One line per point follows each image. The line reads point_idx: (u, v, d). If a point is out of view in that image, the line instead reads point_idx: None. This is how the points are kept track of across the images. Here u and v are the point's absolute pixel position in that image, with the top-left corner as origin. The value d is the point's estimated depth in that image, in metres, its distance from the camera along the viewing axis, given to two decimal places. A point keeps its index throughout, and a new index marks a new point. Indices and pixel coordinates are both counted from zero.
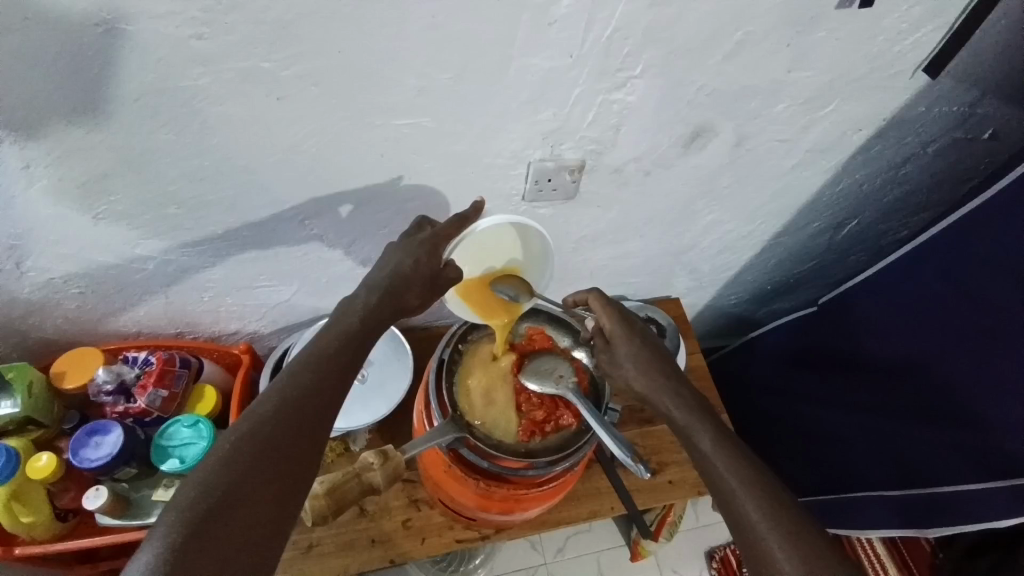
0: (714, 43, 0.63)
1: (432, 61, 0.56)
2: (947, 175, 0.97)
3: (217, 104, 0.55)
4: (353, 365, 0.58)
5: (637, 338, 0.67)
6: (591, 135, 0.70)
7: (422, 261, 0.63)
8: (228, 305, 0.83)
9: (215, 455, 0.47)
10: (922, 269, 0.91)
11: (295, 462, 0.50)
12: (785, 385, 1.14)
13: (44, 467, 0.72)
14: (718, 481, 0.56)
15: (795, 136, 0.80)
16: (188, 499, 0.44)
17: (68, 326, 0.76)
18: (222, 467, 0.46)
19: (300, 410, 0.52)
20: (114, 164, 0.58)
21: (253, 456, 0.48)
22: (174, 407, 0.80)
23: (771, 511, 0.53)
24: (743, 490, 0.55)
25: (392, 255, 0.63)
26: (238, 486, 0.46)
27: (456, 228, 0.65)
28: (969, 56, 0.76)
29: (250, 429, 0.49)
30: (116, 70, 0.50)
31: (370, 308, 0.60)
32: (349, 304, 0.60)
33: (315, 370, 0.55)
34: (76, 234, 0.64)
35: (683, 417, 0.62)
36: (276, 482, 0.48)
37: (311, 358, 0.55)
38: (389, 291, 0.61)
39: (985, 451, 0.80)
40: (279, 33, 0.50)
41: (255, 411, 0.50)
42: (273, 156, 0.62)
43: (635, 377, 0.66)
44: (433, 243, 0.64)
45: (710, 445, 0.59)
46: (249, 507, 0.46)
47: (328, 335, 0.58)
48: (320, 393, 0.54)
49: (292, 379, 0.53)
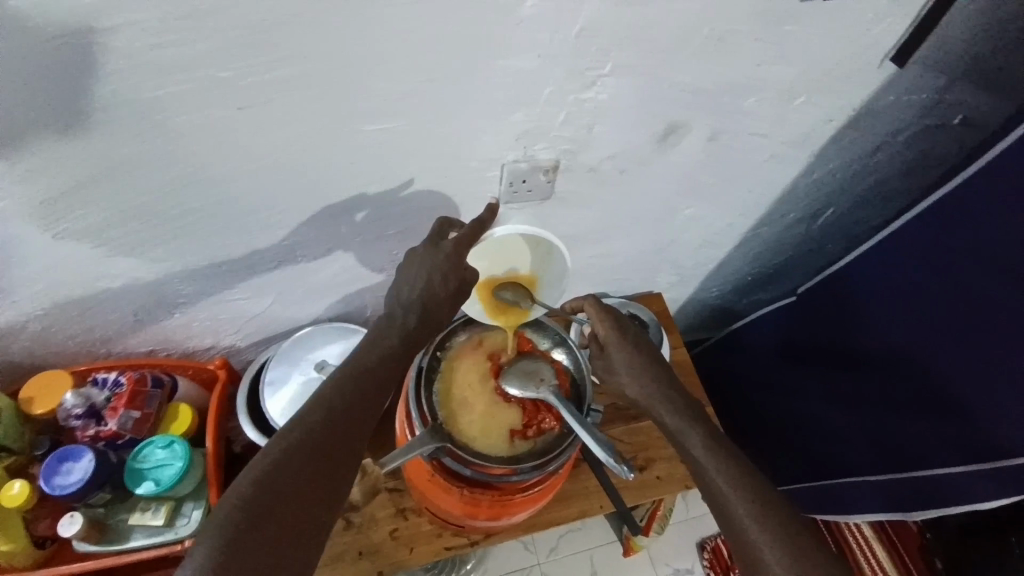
0: (683, 39, 0.62)
1: (396, 65, 0.55)
2: (919, 162, 0.98)
3: (178, 117, 0.53)
4: (387, 383, 0.61)
5: (630, 342, 0.68)
6: (564, 135, 0.69)
7: (449, 275, 0.63)
8: (202, 320, 0.81)
9: (257, 466, 0.50)
10: (898, 255, 0.91)
11: (332, 475, 0.53)
12: (769, 375, 1.15)
13: (17, 495, 0.69)
14: (710, 485, 0.59)
15: (768, 129, 0.80)
16: (232, 506, 0.47)
17: (35, 349, 0.74)
18: (265, 477, 0.49)
19: (337, 424, 0.55)
20: (71, 182, 0.55)
21: (294, 468, 0.51)
22: (147, 427, 0.78)
23: (761, 514, 0.55)
24: (733, 493, 0.57)
25: (416, 263, 0.63)
26: (279, 496, 0.49)
27: (475, 234, 0.66)
28: (936, 43, 0.76)
29: (292, 442, 0.52)
30: (66, 86, 0.48)
31: (406, 331, 0.63)
32: (389, 322, 0.63)
33: (352, 387, 0.58)
34: (36, 255, 0.62)
35: (676, 422, 0.64)
36: (314, 494, 0.51)
37: (349, 375, 0.58)
38: (425, 310, 0.63)
39: (967, 434, 0.81)
40: (234, 41, 0.49)
41: (296, 424, 0.53)
42: (240, 167, 0.60)
43: (629, 382, 0.68)
44: (458, 255, 0.64)
45: (702, 449, 0.61)
46: (289, 517, 0.49)
47: (367, 352, 0.60)
48: (355, 409, 0.57)
49: (333, 392, 0.57)
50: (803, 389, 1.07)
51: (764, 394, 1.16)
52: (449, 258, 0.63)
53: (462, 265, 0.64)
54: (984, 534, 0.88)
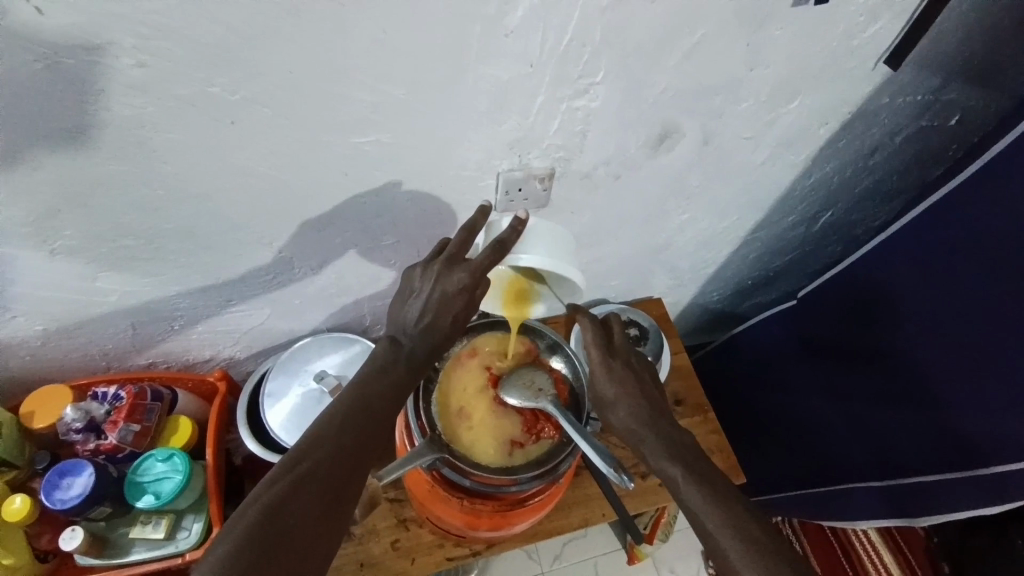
0: (672, 46, 0.63)
1: (386, 78, 0.55)
2: (915, 162, 0.98)
3: (169, 133, 0.53)
4: (392, 412, 0.61)
5: (616, 368, 0.67)
6: (557, 142, 0.69)
7: (460, 313, 0.64)
8: (200, 332, 0.81)
9: (261, 500, 0.50)
10: (892, 258, 0.91)
11: (336, 510, 0.52)
12: (770, 381, 1.14)
13: (18, 511, 0.69)
14: (695, 519, 0.59)
15: (760, 133, 0.80)
16: (234, 544, 0.47)
17: (34, 364, 0.75)
18: (269, 513, 0.49)
19: (343, 456, 0.54)
20: (67, 199, 0.56)
21: (298, 502, 0.50)
22: (147, 440, 0.78)
23: (744, 544, 0.55)
24: (721, 528, 0.57)
25: (428, 291, 0.62)
26: (284, 531, 0.49)
27: (496, 258, 0.61)
28: (928, 45, 0.76)
29: (298, 476, 0.51)
30: (57, 105, 0.48)
31: (413, 361, 0.63)
32: (394, 346, 0.63)
33: (357, 418, 0.57)
34: (32, 272, 0.62)
35: (658, 448, 0.64)
36: (319, 529, 0.51)
37: (353, 405, 0.58)
38: (428, 334, 0.64)
39: (964, 437, 0.81)
40: (222, 57, 0.49)
41: (301, 457, 0.53)
42: (231, 181, 0.60)
43: (616, 412, 0.67)
44: (472, 291, 0.63)
45: (686, 483, 0.60)
46: (294, 554, 0.49)
47: (375, 380, 0.60)
48: (360, 441, 0.56)
49: (340, 417, 0.57)
50: (805, 393, 1.07)
51: (766, 397, 1.15)
52: (464, 289, 0.62)
53: (474, 294, 0.63)
54: (992, 536, 0.87)
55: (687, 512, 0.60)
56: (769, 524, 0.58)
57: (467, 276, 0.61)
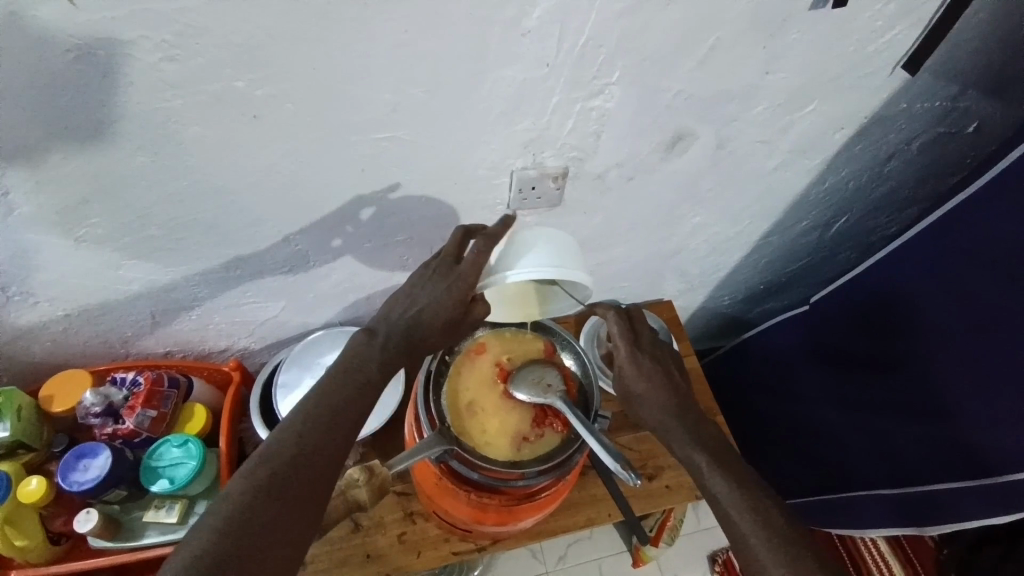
0: (688, 48, 0.63)
1: (404, 77, 0.56)
2: (932, 170, 0.97)
3: (194, 127, 0.55)
4: (361, 414, 0.59)
5: (644, 361, 0.69)
6: (571, 143, 0.70)
7: (441, 300, 0.61)
8: (216, 323, 0.82)
9: (221, 509, 0.49)
10: (906, 265, 0.91)
11: (302, 514, 0.51)
12: (779, 387, 1.13)
13: (34, 491, 0.71)
14: (719, 506, 0.60)
15: (774, 138, 0.80)
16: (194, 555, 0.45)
17: (56, 350, 0.77)
18: (231, 522, 0.48)
19: (307, 462, 0.53)
20: (93, 188, 0.58)
21: (262, 510, 0.49)
22: (163, 426, 0.79)
23: (764, 528, 0.57)
24: (743, 515, 0.58)
25: (416, 288, 0.63)
26: (249, 538, 0.48)
27: (484, 253, 0.62)
28: (946, 52, 0.76)
29: (258, 484, 0.50)
30: (87, 97, 0.50)
31: (386, 352, 0.61)
32: (369, 336, 0.62)
33: (322, 422, 0.56)
34: (58, 258, 0.64)
35: (684, 438, 0.65)
36: (285, 534, 0.50)
37: (317, 409, 0.57)
38: (409, 338, 0.62)
39: (974, 446, 0.80)
40: (247, 54, 0.50)
41: (262, 465, 0.51)
42: (250, 174, 0.62)
43: (643, 403, 0.68)
44: (455, 280, 0.62)
45: (710, 470, 0.62)
46: (261, 561, 0.47)
47: (341, 384, 0.59)
48: (326, 445, 0.55)
49: (307, 418, 0.56)
50: (815, 400, 1.06)
51: (775, 402, 1.15)
52: (447, 279, 0.62)
53: (455, 283, 0.62)
54: (1002, 549, 0.86)
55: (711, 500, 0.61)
56: (791, 516, 0.59)
57: (460, 277, 0.62)
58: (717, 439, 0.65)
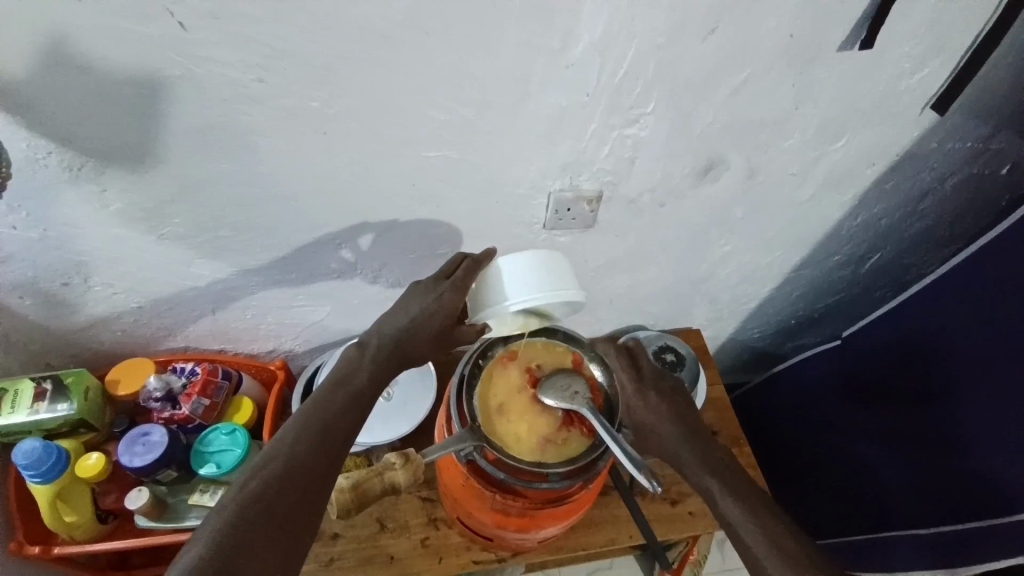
0: (720, 83, 0.68)
1: (458, 100, 0.62)
2: (968, 210, 0.98)
3: (271, 139, 0.62)
4: (355, 421, 0.62)
5: (649, 392, 0.75)
6: (607, 167, 0.75)
7: (433, 312, 0.66)
8: (267, 323, 0.89)
9: (224, 510, 0.51)
10: (937, 305, 0.91)
11: (301, 514, 0.53)
12: (810, 423, 1.12)
13: (92, 466, 0.77)
14: (732, 528, 0.63)
15: (805, 170, 0.83)
16: (200, 552, 0.48)
17: (124, 339, 0.84)
18: (232, 523, 0.50)
19: (304, 465, 0.55)
20: (177, 190, 0.65)
21: (261, 510, 0.51)
22: (214, 415, 0.86)
23: (778, 549, 0.60)
24: (755, 536, 0.61)
25: (409, 301, 0.68)
26: (248, 537, 0.50)
27: (474, 272, 0.67)
28: (976, 94, 0.79)
29: (255, 487, 0.53)
30: (184, 107, 0.57)
31: (377, 362, 0.65)
32: (360, 351, 0.66)
33: (316, 431, 0.58)
34: (138, 252, 0.71)
35: (695, 467, 0.68)
36: (282, 535, 0.51)
37: (312, 417, 0.59)
38: (397, 347, 0.67)
39: (1002, 479, 0.81)
40: (325, 75, 0.57)
41: (260, 470, 0.54)
42: (313, 185, 0.68)
43: (656, 435, 0.73)
44: (448, 291, 0.66)
45: (720, 493, 0.65)
46: (259, 559, 0.49)
47: (337, 390, 0.63)
48: (321, 449, 0.57)
49: (302, 426, 0.58)
50: (847, 437, 1.05)
51: (806, 438, 1.13)
52: (440, 300, 0.66)
53: (442, 294, 0.66)
54: None
55: (725, 523, 0.64)
56: (805, 538, 0.61)
57: (448, 287, 0.67)
58: (726, 463, 0.68)
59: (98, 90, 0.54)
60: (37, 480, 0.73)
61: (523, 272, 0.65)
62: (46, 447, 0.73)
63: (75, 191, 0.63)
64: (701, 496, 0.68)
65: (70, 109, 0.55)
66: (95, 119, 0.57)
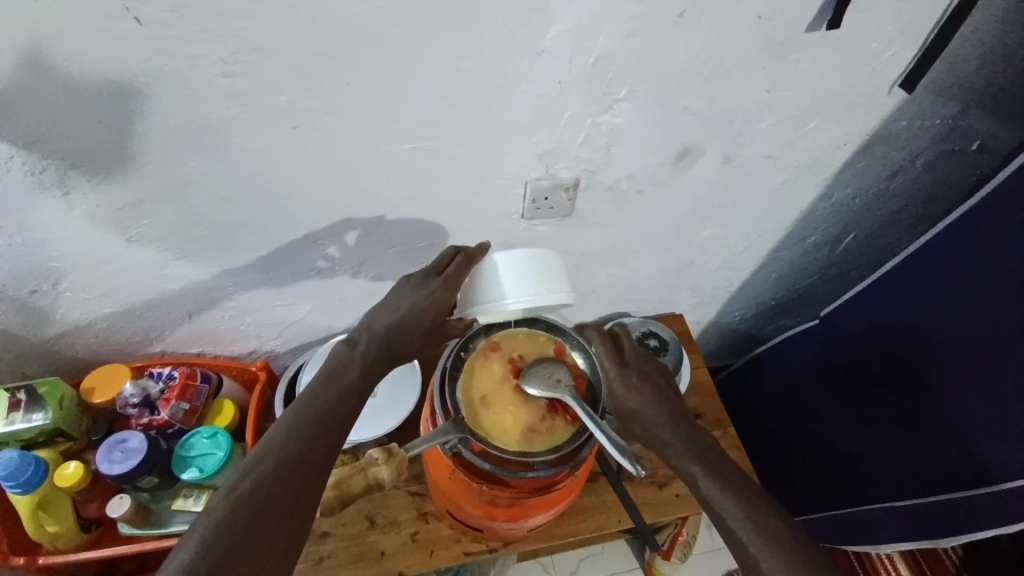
0: (692, 67, 0.68)
1: (429, 92, 0.62)
2: (940, 188, 0.99)
3: (241, 137, 0.61)
4: (349, 414, 0.61)
5: (633, 379, 0.69)
6: (584, 155, 0.75)
7: (425, 309, 0.65)
8: (247, 324, 0.88)
9: (216, 509, 0.50)
10: (912, 282, 0.92)
11: (296, 511, 0.53)
12: (792, 402, 1.14)
13: (71, 475, 0.76)
14: (731, 534, 0.60)
15: (780, 153, 0.84)
16: (192, 553, 0.47)
17: (99, 346, 0.82)
18: (224, 521, 0.49)
19: (297, 461, 0.54)
20: (145, 192, 0.64)
21: (254, 508, 0.51)
22: (194, 419, 0.85)
23: (769, 538, 0.58)
24: (758, 546, 0.58)
25: (399, 298, 0.66)
26: (243, 535, 0.49)
27: (465, 267, 0.68)
28: (944, 72, 0.80)
29: (250, 482, 0.52)
30: (148, 107, 0.56)
31: (367, 360, 0.64)
32: (349, 347, 0.64)
33: (310, 425, 0.57)
34: (109, 257, 0.70)
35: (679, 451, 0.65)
36: (276, 532, 0.51)
37: (306, 412, 0.58)
38: (384, 342, 0.65)
39: (982, 450, 0.82)
40: (292, 71, 0.56)
41: (253, 467, 0.53)
42: (286, 182, 0.67)
43: (641, 422, 0.68)
44: (442, 289, 0.66)
45: (706, 481, 0.63)
46: (254, 557, 0.49)
47: (327, 387, 0.61)
48: (317, 444, 0.56)
49: (295, 421, 0.57)
50: (830, 414, 1.07)
51: (790, 418, 1.15)
52: (432, 299, 0.66)
53: (435, 292, 0.66)
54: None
55: (721, 526, 0.62)
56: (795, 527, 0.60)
57: (439, 285, 0.66)
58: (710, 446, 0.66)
59: (56, 91, 0.53)
60: (17, 491, 0.72)
61: (515, 272, 0.66)
62: (24, 457, 0.72)
63: (39, 194, 0.61)
64: (693, 494, 0.64)
65: (29, 110, 0.53)
66: (55, 122, 0.55)
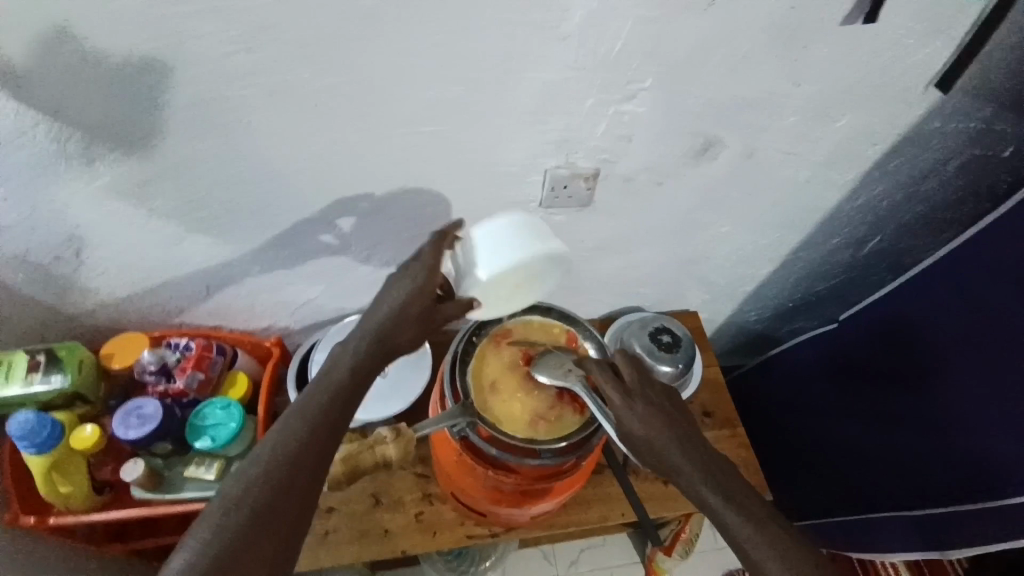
0: (718, 59, 0.66)
1: (449, 75, 0.61)
2: (968, 193, 0.97)
3: (259, 112, 0.61)
4: (345, 412, 0.60)
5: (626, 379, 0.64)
6: (603, 144, 0.74)
7: (415, 298, 0.64)
8: (261, 300, 0.88)
9: (214, 513, 0.50)
10: (931, 291, 0.91)
11: (291, 511, 0.52)
12: (802, 405, 1.13)
13: (86, 438, 0.78)
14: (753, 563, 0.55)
15: (804, 150, 0.82)
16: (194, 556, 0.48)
17: (117, 315, 0.83)
18: (222, 524, 0.50)
19: (295, 462, 0.54)
20: (166, 164, 0.64)
21: (252, 512, 0.51)
22: (209, 390, 0.86)
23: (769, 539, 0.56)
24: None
25: (389, 290, 0.64)
26: (244, 549, 0.49)
27: (439, 247, 0.65)
28: (979, 72, 0.77)
29: (243, 495, 0.51)
30: (171, 78, 0.56)
31: (358, 354, 0.62)
32: (342, 349, 0.62)
33: (308, 424, 0.57)
34: (129, 227, 0.71)
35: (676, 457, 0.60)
36: (274, 535, 0.51)
37: (303, 411, 0.58)
38: (381, 336, 0.63)
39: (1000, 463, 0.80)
40: (315, 48, 0.56)
41: (250, 470, 0.53)
42: (304, 162, 0.67)
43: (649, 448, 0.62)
44: (428, 274, 0.64)
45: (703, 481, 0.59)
46: (255, 558, 0.50)
47: (319, 387, 0.60)
48: (310, 447, 0.55)
49: (291, 422, 0.57)
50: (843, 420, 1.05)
51: (801, 421, 1.14)
52: (423, 286, 0.64)
53: (429, 277, 0.64)
54: None
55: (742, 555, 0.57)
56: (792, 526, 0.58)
57: (422, 269, 0.64)
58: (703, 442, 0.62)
59: (83, 60, 0.53)
60: (32, 451, 0.74)
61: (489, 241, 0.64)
62: (40, 418, 0.74)
63: (66, 162, 0.62)
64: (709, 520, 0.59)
65: (55, 77, 0.54)
66: (81, 91, 0.56)
